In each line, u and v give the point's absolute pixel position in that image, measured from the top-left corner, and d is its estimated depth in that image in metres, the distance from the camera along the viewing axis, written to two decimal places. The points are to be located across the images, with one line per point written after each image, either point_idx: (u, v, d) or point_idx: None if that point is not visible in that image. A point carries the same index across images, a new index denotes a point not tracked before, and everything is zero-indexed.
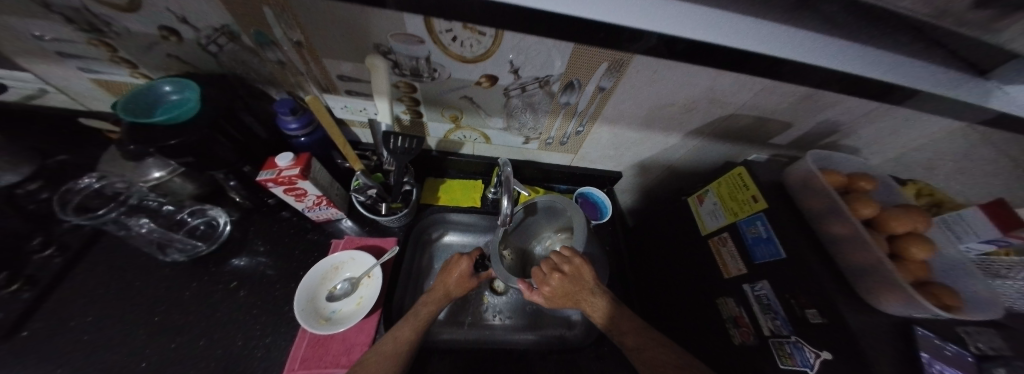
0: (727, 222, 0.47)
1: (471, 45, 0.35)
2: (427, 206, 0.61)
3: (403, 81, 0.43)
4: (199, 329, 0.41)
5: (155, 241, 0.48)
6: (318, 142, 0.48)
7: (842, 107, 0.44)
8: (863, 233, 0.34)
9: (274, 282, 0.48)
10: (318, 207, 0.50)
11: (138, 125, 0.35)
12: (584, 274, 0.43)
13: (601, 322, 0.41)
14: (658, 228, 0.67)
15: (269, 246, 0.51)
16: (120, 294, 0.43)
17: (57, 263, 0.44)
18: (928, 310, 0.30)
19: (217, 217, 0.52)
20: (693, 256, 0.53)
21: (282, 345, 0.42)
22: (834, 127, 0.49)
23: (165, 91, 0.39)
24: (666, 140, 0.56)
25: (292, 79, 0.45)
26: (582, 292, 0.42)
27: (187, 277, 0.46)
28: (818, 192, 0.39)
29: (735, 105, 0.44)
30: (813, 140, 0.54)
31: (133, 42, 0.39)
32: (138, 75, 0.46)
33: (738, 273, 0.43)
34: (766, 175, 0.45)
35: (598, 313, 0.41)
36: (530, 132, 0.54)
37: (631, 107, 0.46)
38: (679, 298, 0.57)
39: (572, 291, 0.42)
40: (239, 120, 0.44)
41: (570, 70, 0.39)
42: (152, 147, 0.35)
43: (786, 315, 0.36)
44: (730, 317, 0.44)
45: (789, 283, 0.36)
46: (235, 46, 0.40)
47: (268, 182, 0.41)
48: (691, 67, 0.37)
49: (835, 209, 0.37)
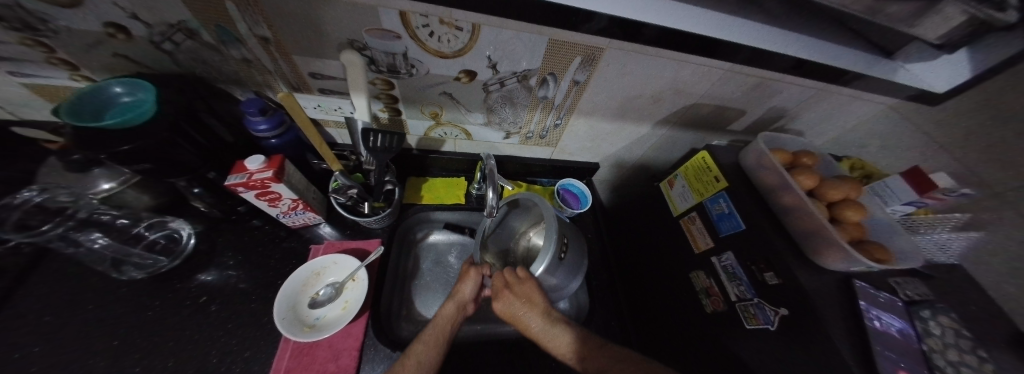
0: (695, 202, 0.50)
1: (448, 40, 0.36)
2: (411, 205, 0.60)
3: (380, 77, 0.43)
4: (165, 350, 0.38)
5: (108, 257, 0.44)
6: (291, 144, 0.47)
7: (786, 94, 0.49)
8: (805, 202, 0.38)
9: (251, 293, 0.45)
10: (295, 212, 0.48)
11: (83, 130, 0.32)
12: (535, 297, 0.41)
13: (559, 354, 0.39)
14: (636, 214, 0.71)
15: (241, 257, 0.48)
16: (66, 320, 0.39)
17: None
18: (863, 263, 0.34)
19: (180, 230, 0.48)
20: (668, 236, 0.57)
21: (263, 357, 0.40)
22: (782, 113, 0.55)
23: (115, 92, 0.36)
24: (638, 130, 0.59)
25: (260, 78, 0.43)
26: (532, 318, 0.41)
27: (148, 296, 0.42)
28: (769, 169, 0.44)
29: (696, 95, 0.49)
30: (766, 125, 0.60)
31: (72, 40, 0.36)
32: (79, 78, 0.42)
33: (707, 247, 0.47)
34: (727, 157, 0.50)
35: (553, 343, 0.39)
36: (511, 126, 0.55)
37: (605, 99, 0.49)
38: (657, 278, 0.61)
39: (520, 314, 0.41)
40: (202, 122, 0.41)
41: (546, 63, 0.41)
42: (102, 153, 0.32)
43: (749, 281, 0.39)
44: (702, 290, 0.47)
45: (749, 251, 0.40)
46: (195, 44, 0.38)
47: (238, 187, 0.39)
48: (656, 58, 0.40)
49: (783, 183, 0.41)
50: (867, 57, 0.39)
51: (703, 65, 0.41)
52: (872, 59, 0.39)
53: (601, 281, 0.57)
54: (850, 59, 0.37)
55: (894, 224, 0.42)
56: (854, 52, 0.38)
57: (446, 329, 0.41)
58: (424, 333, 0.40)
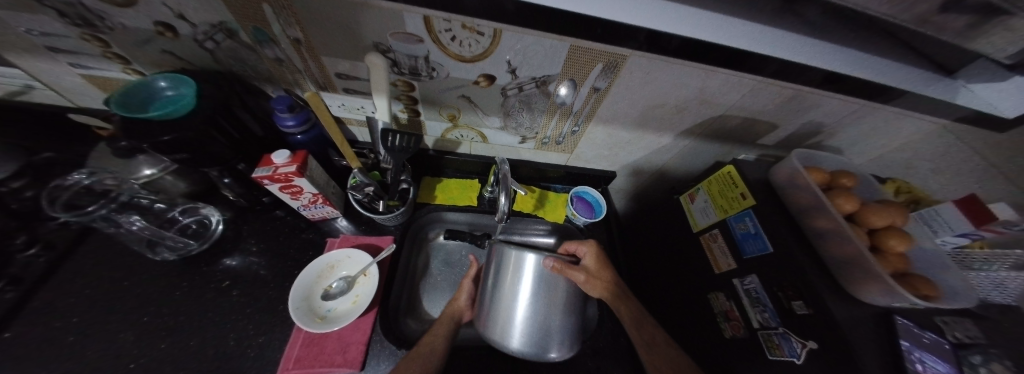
0: (717, 220, 0.48)
1: (469, 44, 0.36)
2: (424, 205, 0.61)
3: (401, 79, 0.44)
4: (190, 329, 0.41)
5: (144, 238, 0.47)
6: (315, 140, 0.48)
7: (825, 109, 0.46)
8: (843, 226, 0.36)
9: (270, 280, 0.47)
10: (314, 206, 0.49)
11: (130, 120, 0.35)
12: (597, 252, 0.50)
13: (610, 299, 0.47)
14: (653, 227, 0.68)
15: (264, 244, 0.51)
16: (105, 294, 0.42)
17: (38, 263, 0.43)
18: (906, 299, 0.31)
19: (209, 216, 0.51)
20: (686, 252, 0.54)
21: (277, 344, 0.41)
22: (818, 128, 0.52)
23: (160, 86, 0.39)
24: (658, 140, 0.57)
25: (290, 77, 0.45)
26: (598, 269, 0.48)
27: (177, 277, 0.45)
28: (802, 189, 0.41)
29: (724, 106, 0.46)
30: (799, 140, 0.56)
31: (127, 37, 0.39)
32: (130, 71, 0.46)
33: (729, 268, 0.44)
34: (754, 173, 0.47)
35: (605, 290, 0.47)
36: (527, 131, 0.55)
37: (625, 108, 0.48)
38: (672, 296, 0.58)
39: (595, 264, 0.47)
40: (235, 116, 0.44)
41: (565, 70, 0.41)
42: (146, 142, 0.34)
43: (774, 308, 0.37)
44: (721, 312, 0.44)
45: (776, 276, 0.37)
46: (233, 43, 0.40)
47: (264, 179, 0.40)
48: (682, 67, 0.38)
49: (818, 205, 0.39)
50: (926, 74, 0.36)
51: (734, 76, 0.39)
52: (930, 76, 0.36)
53: None
54: (906, 75, 0.34)
55: (945, 258, 0.38)
56: (912, 67, 0.35)
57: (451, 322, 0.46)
58: (432, 327, 0.45)
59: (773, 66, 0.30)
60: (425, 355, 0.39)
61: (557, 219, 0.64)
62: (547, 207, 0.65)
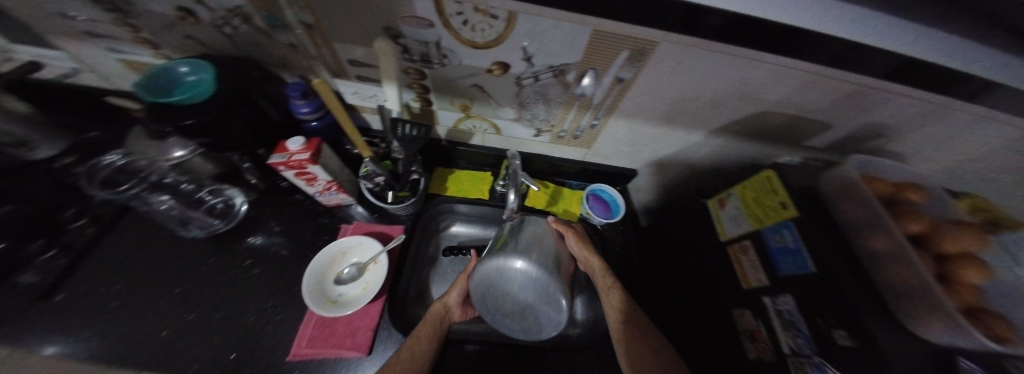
0: (750, 229, 0.43)
1: (482, 29, 0.34)
2: (435, 195, 0.60)
3: (413, 67, 0.42)
4: (215, 303, 0.44)
5: (175, 217, 0.50)
6: (329, 128, 0.48)
7: (896, 110, 0.39)
8: (906, 250, 0.31)
9: (287, 262, 0.49)
10: (329, 192, 0.50)
11: (157, 105, 0.36)
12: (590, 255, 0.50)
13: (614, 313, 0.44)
14: (674, 230, 0.64)
15: (283, 226, 0.53)
16: (144, 266, 0.46)
17: (87, 234, 0.49)
18: (978, 341, 0.27)
19: (234, 197, 0.54)
20: (710, 261, 0.50)
21: (292, 324, 0.43)
22: (881, 131, 0.44)
23: (182, 72, 0.40)
24: (687, 138, 0.52)
25: (305, 63, 0.45)
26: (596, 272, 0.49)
27: (205, 253, 0.48)
28: (859, 203, 0.36)
29: (768, 101, 0.41)
30: (853, 145, 0.48)
31: (154, 22, 0.40)
32: (160, 56, 0.48)
33: (759, 284, 0.40)
34: (799, 179, 0.42)
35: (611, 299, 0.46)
36: (542, 123, 0.52)
37: (652, 101, 0.43)
38: (691, 305, 0.54)
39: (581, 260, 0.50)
40: (253, 102, 0.45)
41: (587, 58, 0.37)
42: (170, 127, 0.36)
43: (810, 334, 0.33)
44: (746, 331, 0.41)
45: (814, 298, 0.33)
46: (249, 29, 0.40)
47: (279, 166, 0.41)
48: (724, 56, 0.33)
49: (876, 221, 0.34)
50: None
51: (786, 67, 0.34)
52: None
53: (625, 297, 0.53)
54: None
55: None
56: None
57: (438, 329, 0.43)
58: (417, 329, 0.43)
59: (832, 52, 0.25)
60: (407, 364, 0.38)
61: (570, 216, 0.61)
62: (560, 204, 0.62)
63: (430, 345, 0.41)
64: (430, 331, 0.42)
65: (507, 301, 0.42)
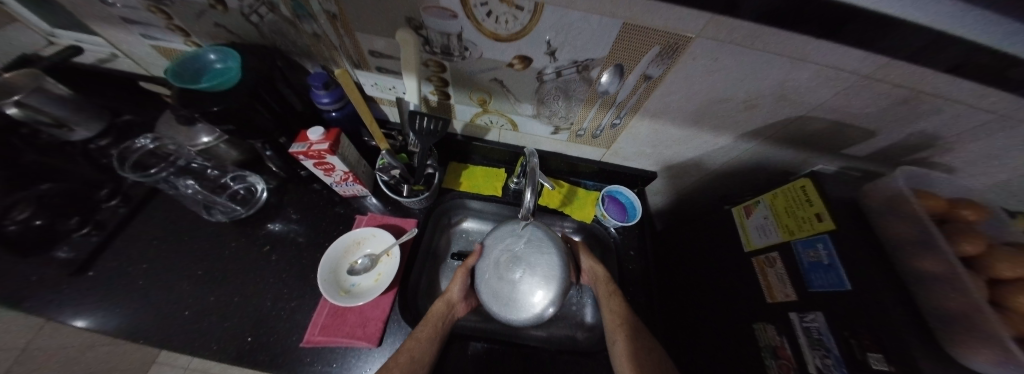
0: (779, 241, 0.41)
1: (506, 21, 0.33)
2: (448, 190, 0.60)
3: (433, 59, 0.41)
4: (234, 286, 0.45)
5: (200, 201, 0.51)
6: (348, 118, 0.49)
7: (954, 120, 0.35)
8: (962, 272, 0.28)
9: (303, 249, 0.50)
10: (345, 183, 0.50)
11: (186, 91, 0.37)
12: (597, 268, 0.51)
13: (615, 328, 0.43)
14: (694, 237, 0.61)
15: (301, 214, 0.54)
16: (171, 246, 0.48)
17: (120, 213, 0.51)
18: None
19: (255, 184, 0.55)
20: (733, 272, 0.48)
21: (306, 310, 0.44)
22: (934, 142, 0.40)
23: (210, 59, 0.41)
24: (714, 141, 0.50)
25: (327, 53, 0.45)
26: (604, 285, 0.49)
27: (227, 237, 0.50)
28: (908, 219, 0.33)
29: (808, 105, 0.38)
30: (900, 155, 0.45)
31: (186, 9, 0.41)
32: (191, 43, 0.49)
33: (786, 299, 0.38)
34: (837, 190, 0.39)
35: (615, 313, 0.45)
36: (561, 121, 0.50)
37: (680, 100, 0.41)
38: (708, 316, 0.52)
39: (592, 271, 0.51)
40: (277, 90, 0.45)
41: (614, 53, 0.35)
42: (198, 112, 0.37)
43: (839, 354, 0.30)
44: (768, 347, 0.38)
45: (849, 317, 0.31)
46: (275, 17, 0.40)
47: (299, 154, 0.41)
48: (765, 54, 0.31)
49: (927, 240, 0.31)
50: None
51: (833, 68, 0.31)
52: None
53: (638, 304, 0.52)
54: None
55: None
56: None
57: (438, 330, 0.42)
58: (415, 330, 0.42)
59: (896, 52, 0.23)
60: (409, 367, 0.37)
61: (584, 217, 0.59)
62: (575, 204, 0.61)
63: (430, 348, 0.40)
64: (431, 332, 0.42)
65: (505, 275, 0.41)
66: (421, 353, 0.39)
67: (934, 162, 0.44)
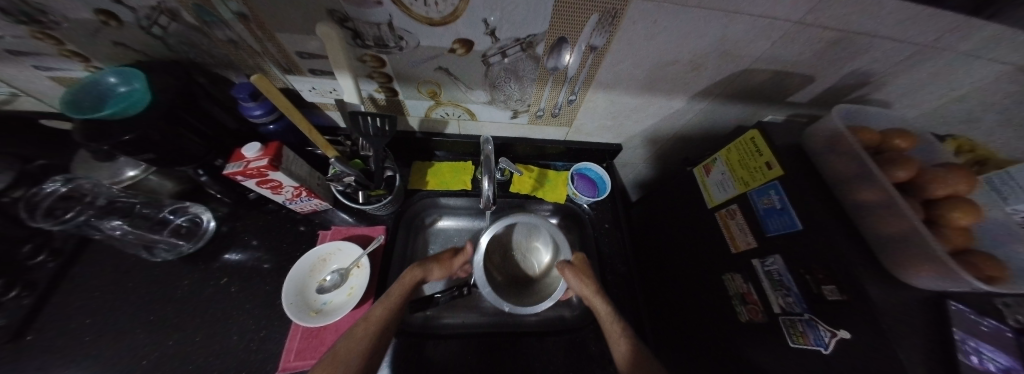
0: (737, 193, 0.42)
1: (435, 2, 0.30)
2: (415, 191, 0.58)
3: (369, 54, 0.39)
4: (194, 325, 0.42)
5: (135, 242, 0.46)
6: (289, 130, 0.45)
7: (881, 56, 0.37)
8: (896, 197, 0.29)
9: (267, 275, 0.47)
10: (300, 199, 0.47)
11: (87, 122, 0.33)
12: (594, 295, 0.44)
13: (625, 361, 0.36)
14: (664, 201, 0.63)
15: (259, 239, 0.50)
16: (115, 295, 0.44)
17: (49, 268, 0.46)
18: (965, 283, 0.27)
19: (200, 214, 0.50)
20: (700, 229, 0.49)
21: (278, 337, 0.42)
22: (864, 80, 0.42)
23: (111, 83, 0.36)
24: (670, 105, 0.50)
25: (252, 61, 0.41)
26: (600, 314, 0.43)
27: (180, 275, 0.46)
28: (843, 154, 0.35)
29: (748, 58, 0.39)
30: (837, 96, 0.46)
31: (72, 30, 0.36)
32: (92, 68, 0.43)
33: (748, 247, 0.39)
34: (784, 137, 0.40)
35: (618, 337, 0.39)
36: (518, 104, 0.49)
37: (629, 68, 0.41)
38: (681, 275, 0.54)
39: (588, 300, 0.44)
40: (203, 110, 0.41)
41: (555, 26, 0.34)
42: (107, 144, 0.33)
43: (800, 292, 0.32)
44: (738, 295, 0.40)
45: (803, 256, 0.32)
46: (181, 27, 0.36)
47: (237, 175, 0.38)
48: (700, 10, 0.31)
49: (863, 172, 0.32)
50: None
51: (766, 16, 0.31)
52: None
53: (618, 275, 0.52)
54: None
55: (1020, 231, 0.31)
56: None
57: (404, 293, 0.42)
58: (391, 290, 0.43)
59: None
60: (379, 320, 0.38)
61: (558, 199, 0.59)
62: (547, 186, 0.60)
63: (400, 305, 0.41)
64: (406, 287, 0.43)
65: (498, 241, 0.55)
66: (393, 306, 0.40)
67: (868, 99, 0.47)
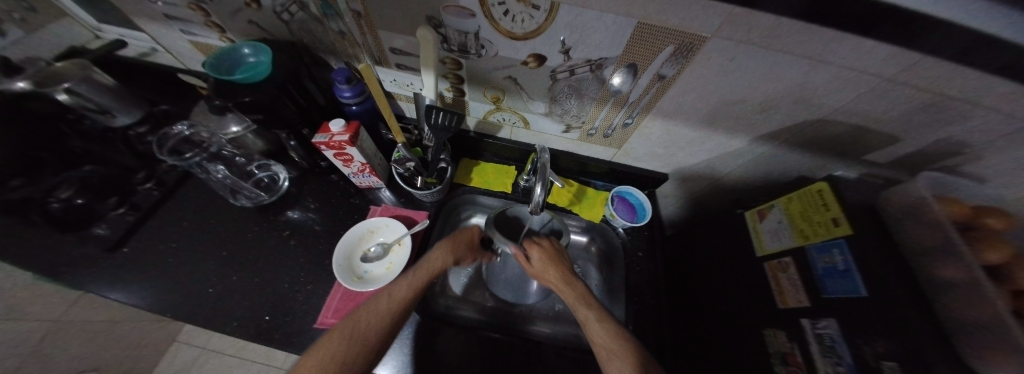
0: (793, 245, 0.40)
1: (522, 20, 0.34)
2: (459, 185, 0.61)
3: (450, 57, 0.43)
4: (255, 268, 0.47)
5: (228, 186, 0.55)
6: (368, 112, 0.50)
7: (982, 126, 0.34)
8: (985, 281, 0.27)
9: (321, 236, 0.52)
10: (362, 174, 0.52)
11: (221, 82, 0.40)
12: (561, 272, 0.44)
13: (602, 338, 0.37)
14: (706, 240, 0.60)
15: (319, 203, 0.56)
16: (197, 228, 0.52)
17: (154, 195, 0.55)
18: None
19: (278, 173, 0.58)
20: (744, 277, 0.47)
21: (320, 293, 0.46)
22: (959, 149, 0.39)
23: (244, 53, 0.44)
24: (728, 143, 0.49)
25: (350, 50, 0.47)
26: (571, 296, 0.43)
27: (251, 221, 0.53)
28: (924, 224, 0.32)
29: (824, 108, 0.37)
30: (922, 163, 0.43)
31: (223, 7, 0.44)
32: (224, 39, 0.52)
33: (800, 305, 0.37)
34: (855, 197, 0.38)
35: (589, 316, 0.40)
36: (572, 120, 0.51)
37: (692, 101, 0.41)
38: (714, 320, 0.51)
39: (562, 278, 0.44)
40: (303, 85, 0.48)
41: (628, 53, 0.36)
42: (232, 102, 0.39)
43: (852, 363, 0.29)
44: (778, 353, 0.38)
45: (864, 324, 0.30)
46: (305, 15, 0.42)
47: (321, 145, 0.44)
48: (780, 55, 0.31)
49: (947, 247, 0.30)
50: None
51: (850, 69, 0.31)
52: None
53: (645, 306, 0.51)
54: None
55: None
56: None
57: (445, 262, 0.43)
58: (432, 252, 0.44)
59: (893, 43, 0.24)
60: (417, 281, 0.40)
61: (593, 218, 0.60)
62: (584, 203, 0.62)
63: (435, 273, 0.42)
64: (444, 257, 0.44)
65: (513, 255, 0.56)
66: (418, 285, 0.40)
67: (959, 171, 0.42)
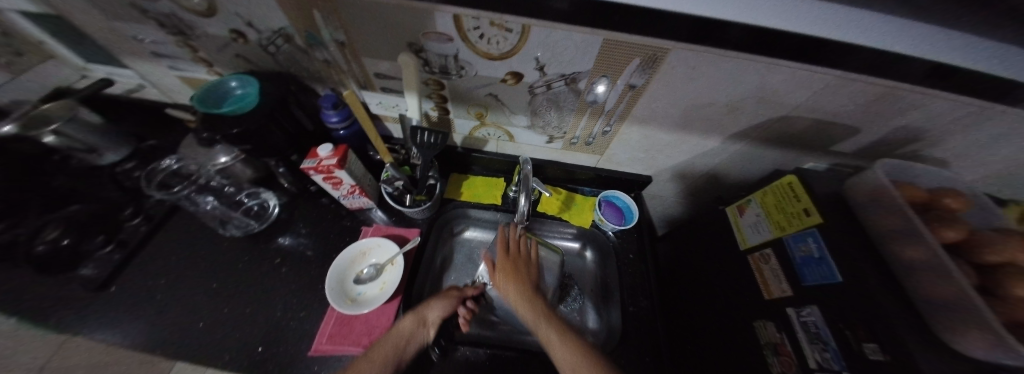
0: (771, 237, 0.42)
1: (497, 41, 0.36)
2: (449, 200, 0.62)
3: (432, 78, 0.45)
4: (245, 298, 0.47)
5: (217, 216, 0.56)
6: (356, 135, 0.52)
7: (928, 113, 0.36)
8: (946, 260, 0.28)
9: (312, 260, 0.52)
10: (352, 196, 0.53)
11: (209, 115, 0.41)
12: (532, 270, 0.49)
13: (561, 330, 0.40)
14: (693, 239, 0.62)
15: (310, 227, 0.56)
16: (185, 261, 0.51)
17: (140, 230, 0.55)
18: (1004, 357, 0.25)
19: (268, 200, 0.58)
20: (732, 272, 0.48)
21: (313, 319, 0.45)
22: (915, 135, 0.41)
23: (231, 86, 0.45)
24: (704, 143, 0.51)
25: (336, 77, 0.49)
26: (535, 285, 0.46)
27: (240, 251, 0.52)
28: (888, 209, 0.34)
29: (786, 106, 0.40)
30: (886, 150, 0.45)
31: (211, 43, 0.46)
32: (212, 73, 0.54)
33: (783, 294, 0.38)
34: (824, 187, 0.40)
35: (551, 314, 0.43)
36: (555, 131, 0.53)
37: (664, 106, 0.43)
38: (707, 317, 0.52)
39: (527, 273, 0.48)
40: (290, 113, 0.49)
41: (599, 66, 0.38)
42: (219, 134, 0.40)
43: (838, 348, 0.30)
44: (769, 344, 0.38)
45: (844, 309, 0.31)
46: (290, 47, 0.44)
47: (310, 170, 0.44)
48: (736, 61, 0.33)
49: (909, 229, 0.32)
50: None
51: (803, 69, 0.33)
52: None
53: (640, 308, 0.52)
54: None
55: None
56: None
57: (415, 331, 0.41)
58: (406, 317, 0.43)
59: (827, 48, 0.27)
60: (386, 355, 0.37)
61: (583, 224, 0.61)
62: (574, 210, 0.63)
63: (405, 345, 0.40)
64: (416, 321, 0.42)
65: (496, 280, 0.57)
66: (385, 363, 0.37)
67: (919, 155, 0.45)
